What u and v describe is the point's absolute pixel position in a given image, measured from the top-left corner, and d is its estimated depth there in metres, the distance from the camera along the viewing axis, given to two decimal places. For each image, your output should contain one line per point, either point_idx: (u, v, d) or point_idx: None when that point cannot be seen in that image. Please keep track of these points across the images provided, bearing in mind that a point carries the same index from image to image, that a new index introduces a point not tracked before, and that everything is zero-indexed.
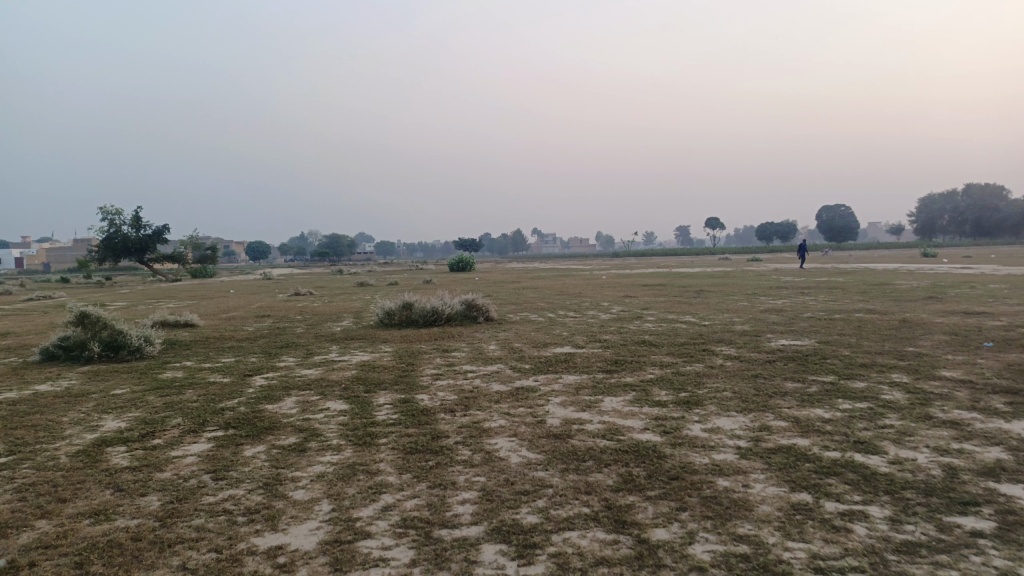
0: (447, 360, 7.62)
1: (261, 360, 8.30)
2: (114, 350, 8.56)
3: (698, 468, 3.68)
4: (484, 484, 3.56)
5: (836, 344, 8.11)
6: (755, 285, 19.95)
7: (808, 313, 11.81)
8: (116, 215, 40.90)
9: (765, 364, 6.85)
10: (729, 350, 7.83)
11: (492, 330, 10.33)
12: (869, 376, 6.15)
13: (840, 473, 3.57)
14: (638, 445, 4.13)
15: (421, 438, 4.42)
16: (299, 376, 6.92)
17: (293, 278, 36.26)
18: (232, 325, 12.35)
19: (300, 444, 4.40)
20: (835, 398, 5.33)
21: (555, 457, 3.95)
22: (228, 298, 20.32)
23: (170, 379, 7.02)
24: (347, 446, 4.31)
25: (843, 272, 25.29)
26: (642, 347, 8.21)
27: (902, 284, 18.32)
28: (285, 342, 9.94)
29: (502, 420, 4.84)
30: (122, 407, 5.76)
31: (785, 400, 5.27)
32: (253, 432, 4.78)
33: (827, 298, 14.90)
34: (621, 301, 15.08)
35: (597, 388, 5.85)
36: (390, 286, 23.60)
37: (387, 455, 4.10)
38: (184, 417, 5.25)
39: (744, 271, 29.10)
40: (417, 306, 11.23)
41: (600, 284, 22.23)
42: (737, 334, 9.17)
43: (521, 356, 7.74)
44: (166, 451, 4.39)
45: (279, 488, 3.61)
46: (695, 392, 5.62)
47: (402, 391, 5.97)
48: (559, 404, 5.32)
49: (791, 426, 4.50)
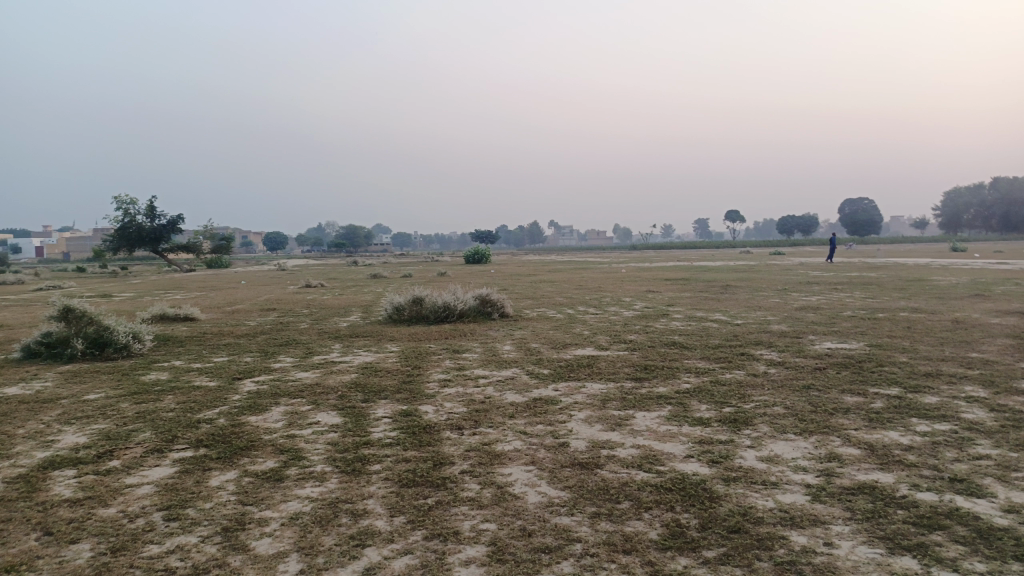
0: (457, 362, 6.92)
1: (256, 360, 7.61)
2: (99, 348, 7.95)
3: (762, 517, 2.94)
4: (495, 535, 2.84)
5: (890, 349, 7.27)
6: (786, 279, 19.08)
7: (848, 311, 10.95)
8: (131, 204, 40.68)
9: (816, 372, 6.05)
10: (771, 355, 7.03)
11: (508, 328, 9.61)
12: (940, 389, 5.33)
13: (947, 528, 2.80)
14: (683, 481, 3.38)
15: (421, 466, 3.71)
16: (293, 381, 6.23)
17: (306, 270, 35.65)
18: (234, 319, 11.73)
19: (277, 472, 3.70)
20: (907, 417, 4.54)
21: (582, 496, 3.22)
22: (236, 290, 19.74)
23: (153, 383, 6.36)
24: (332, 475, 3.61)
25: (875, 267, 24.33)
26: (672, 350, 7.46)
27: (940, 280, 17.31)
28: (286, 339, 9.27)
29: (517, 442, 4.11)
30: (88, 416, 5.11)
31: (850, 420, 4.49)
32: (226, 453, 4.08)
33: (865, 295, 13.96)
34: (644, 296, 14.28)
35: (626, 401, 5.10)
36: (404, 279, 22.89)
37: (378, 489, 3.38)
38: (152, 432, 4.56)
39: (769, 265, 28.04)
40: (428, 300, 10.52)
41: (620, 277, 21.39)
42: (776, 335, 8.37)
43: (539, 359, 7.02)
44: (119, 478, 3.70)
45: (240, 537, 2.91)
46: (741, 408, 4.85)
47: (404, 402, 5.25)
48: (584, 421, 4.57)
49: (865, 456, 3.74)
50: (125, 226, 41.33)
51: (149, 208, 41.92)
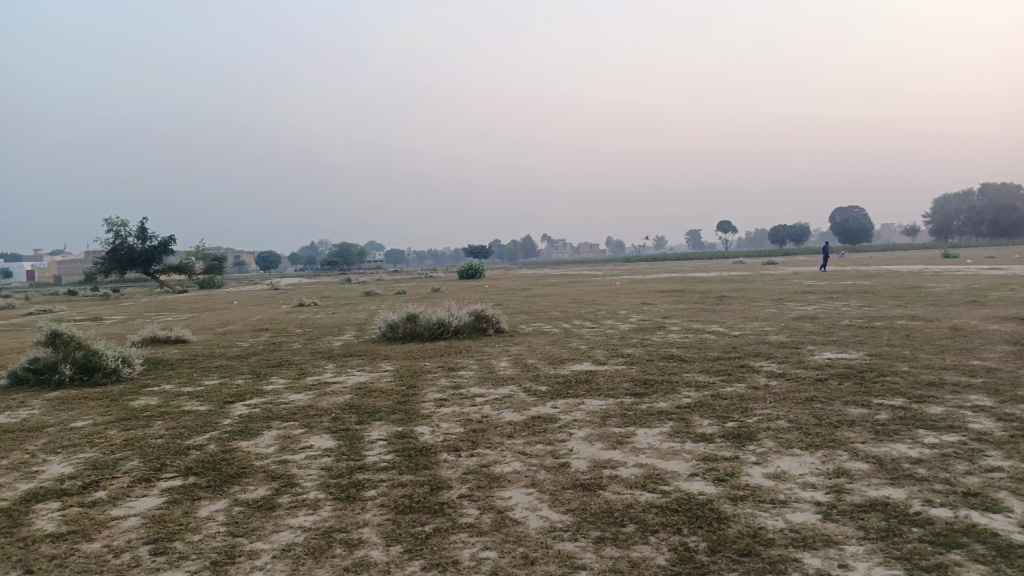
0: (453, 380, 6.80)
1: (248, 382, 7.48)
2: (88, 373, 7.80)
3: (773, 538, 2.83)
4: (496, 564, 2.72)
5: (891, 358, 7.19)
6: (781, 289, 19.05)
7: (845, 320, 10.89)
8: (122, 226, 40.46)
9: (818, 384, 5.95)
10: (771, 366, 6.94)
11: (504, 344, 9.50)
12: (945, 399, 5.24)
13: (965, 547, 2.70)
14: (689, 501, 3.27)
15: (418, 491, 3.59)
16: (286, 403, 6.10)
17: (299, 289, 35.51)
18: (226, 340, 11.59)
19: (269, 500, 3.58)
20: (914, 428, 4.45)
21: (585, 520, 3.10)
22: (228, 310, 19.57)
23: (143, 408, 6.22)
24: (326, 502, 3.49)
25: (869, 275, 24.36)
26: (670, 363, 7.36)
27: (935, 287, 17.28)
28: (279, 359, 9.13)
29: (516, 463, 4.00)
30: (75, 445, 4.96)
31: (856, 432, 4.40)
32: (216, 480, 3.95)
33: (861, 303, 13.90)
34: (640, 309, 14.21)
35: (626, 417, 4.99)
36: (398, 296, 22.78)
37: (374, 517, 3.26)
38: (140, 460, 4.43)
39: (763, 275, 28.10)
40: (423, 318, 10.41)
41: (614, 290, 21.33)
42: (775, 346, 8.28)
43: (537, 376, 6.91)
44: (104, 510, 3.57)
45: (230, 571, 2.78)
46: (744, 422, 4.75)
47: (399, 423, 5.13)
48: (585, 439, 4.46)
49: (874, 471, 3.64)
50: (116, 248, 41.11)
51: (140, 230, 41.70)
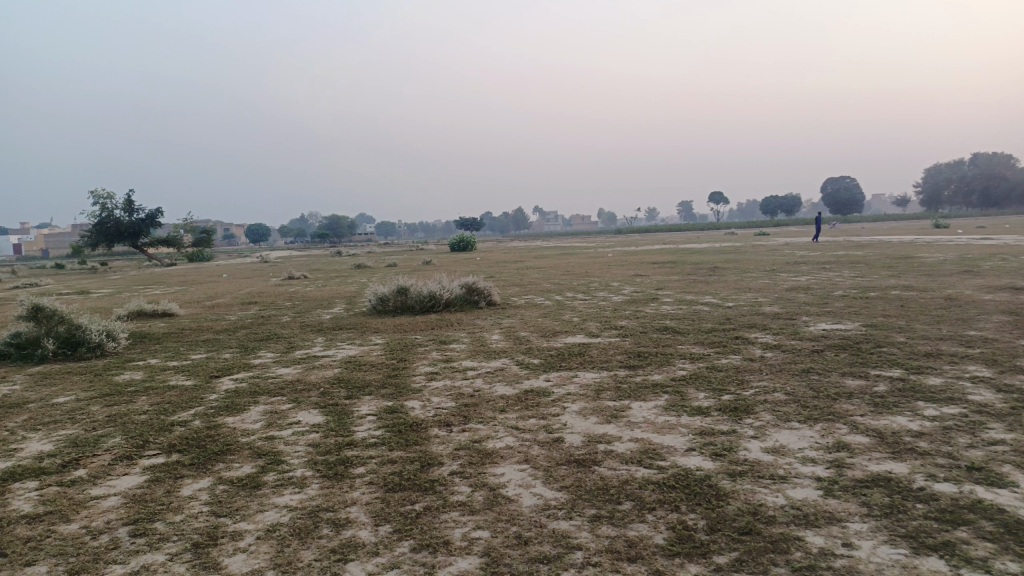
0: (445, 354, 6.69)
1: (236, 356, 7.34)
2: (71, 347, 7.63)
3: (774, 516, 2.75)
4: (489, 544, 2.63)
5: (886, 328, 7.12)
6: (774, 260, 18.99)
7: (839, 291, 10.82)
8: (108, 198, 39.94)
9: (814, 356, 5.87)
10: (766, 338, 6.86)
11: (496, 316, 9.39)
12: (943, 370, 5.18)
13: (972, 523, 2.62)
14: (687, 477, 3.18)
15: (407, 468, 3.49)
16: (274, 378, 5.97)
17: (289, 261, 35.25)
18: (214, 313, 11.42)
19: (254, 478, 3.47)
20: (913, 401, 4.37)
21: (580, 498, 3.01)
22: (216, 284, 19.35)
23: (127, 383, 6.08)
24: (313, 480, 3.38)
25: (861, 245, 24.32)
26: (665, 335, 7.27)
27: (926, 258, 17.24)
28: (267, 333, 8.98)
29: (508, 438, 3.90)
30: (56, 421, 4.82)
31: (855, 405, 4.32)
32: (200, 458, 3.84)
33: (853, 273, 13.85)
34: (632, 281, 14.11)
35: (621, 391, 4.90)
36: (388, 269, 22.56)
37: (363, 495, 3.16)
38: (122, 437, 4.30)
39: (756, 245, 28.05)
40: (413, 290, 10.27)
41: (606, 261, 21.22)
42: (770, 318, 8.20)
43: (529, 348, 6.80)
44: (84, 490, 3.44)
45: (212, 553, 2.68)
46: (740, 395, 4.66)
47: (389, 398, 5.02)
48: (579, 414, 4.36)
49: (875, 445, 3.56)
50: (103, 221, 40.58)
51: (127, 202, 41.15)
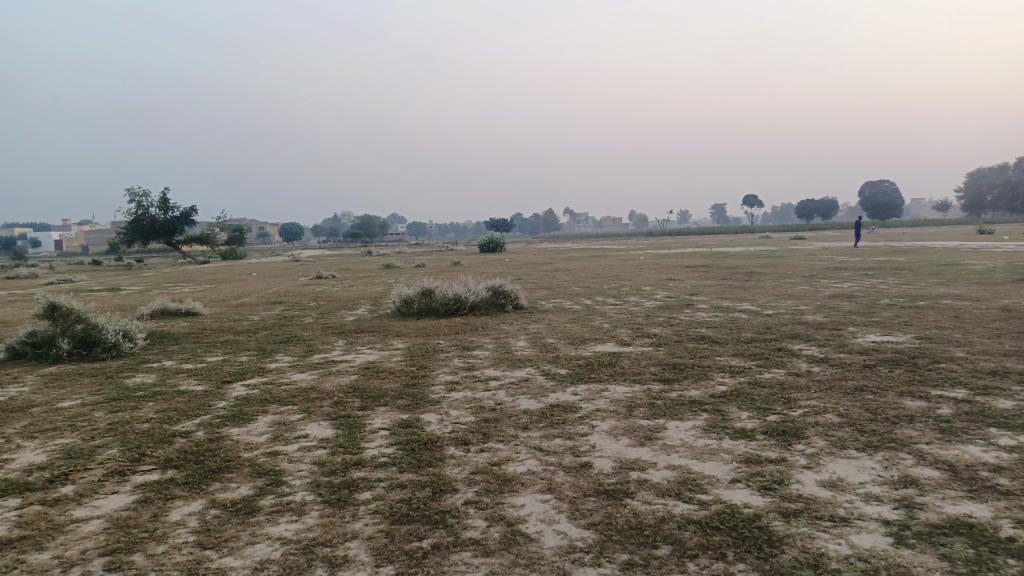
0: (467, 361, 6.35)
1: (252, 359, 7.08)
2: (87, 347, 7.45)
3: (838, 570, 2.34)
4: None
5: (943, 342, 6.60)
6: (814, 265, 18.37)
7: (886, 299, 10.26)
8: (144, 197, 40.44)
9: (866, 371, 5.40)
10: (812, 350, 6.39)
11: (523, 321, 9.03)
12: (1014, 391, 4.67)
13: None
14: (733, 516, 2.78)
15: (418, 495, 3.14)
16: (287, 385, 5.69)
17: (320, 261, 35.34)
18: (237, 314, 11.24)
19: (250, 503, 3.15)
20: (985, 427, 3.90)
21: (610, 539, 2.63)
22: (245, 283, 19.27)
23: (138, 387, 5.85)
24: (313, 507, 3.05)
25: (905, 251, 23.45)
26: (701, 345, 6.84)
27: (975, 264, 16.49)
28: (287, 335, 8.74)
29: (530, 462, 3.54)
30: (56, 429, 4.58)
31: (919, 431, 3.86)
32: (197, 475, 3.54)
33: (899, 281, 13.21)
34: (665, 285, 13.64)
35: (655, 408, 4.49)
36: (417, 269, 22.35)
37: (365, 528, 2.82)
38: (119, 449, 4.03)
39: (792, 250, 27.27)
40: (438, 293, 9.95)
41: (639, 265, 20.72)
42: (813, 327, 7.71)
43: (556, 357, 6.43)
44: (66, 510, 3.16)
45: None
46: (788, 416, 4.23)
47: (404, 410, 4.68)
48: (609, 434, 3.97)
49: (948, 480, 3.12)
50: (139, 218, 41.11)
51: (162, 200, 41.66)
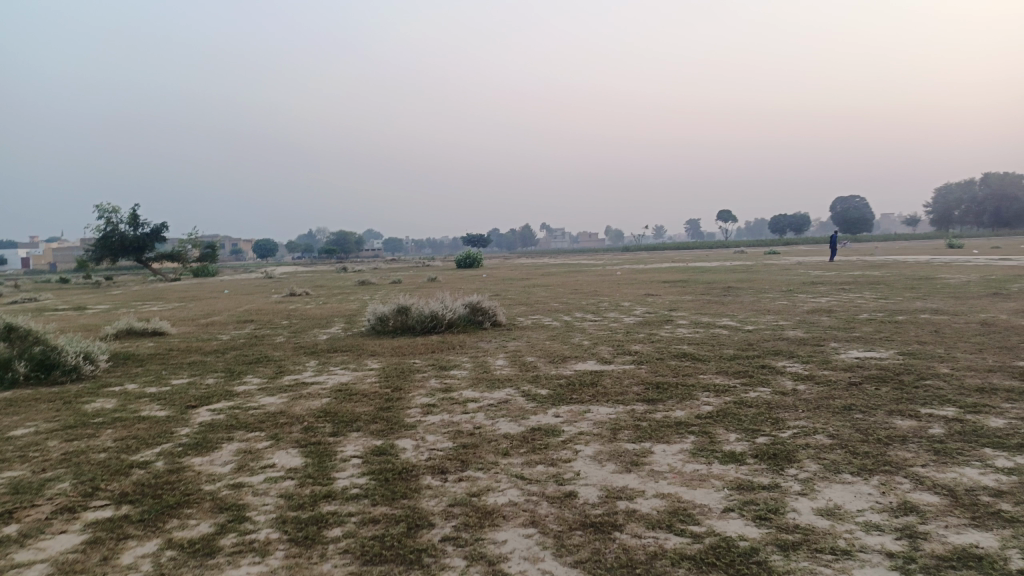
0: (444, 382, 6.14)
1: (219, 382, 6.79)
2: (45, 371, 7.10)
3: None
4: None
5: (926, 357, 6.52)
6: (791, 279, 18.42)
7: (865, 314, 10.23)
8: (114, 213, 39.65)
9: (852, 389, 5.28)
10: (796, 366, 6.27)
11: (501, 338, 8.84)
12: (1005, 409, 4.58)
13: None
14: (728, 551, 2.61)
15: (392, 531, 2.93)
16: (255, 409, 5.43)
17: (295, 277, 34.88)
18: (206, 333, 10.91)
19: (209, 543, 2.90)
20: (979, 448, 3.78)
21: None
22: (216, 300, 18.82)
23: (96, 413, 5.55)
24: (278, 547, 2.83)
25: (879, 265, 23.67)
26: (683, 362, 6.71)
27: (949, 278, 16.64)
28: (258, 355, 8.45)
29: (511, 491, 3.34)
30: (4, 460, 4.29)
31: (914, 453, 3.73)
32: (153, 512, 3.29)
33: (875, 295, 13.24)
34: (644, 301, 13.53)
35: (640, 431, 4.32)
36: (392, 286, 22.06)
37: (334, 570, 2.60)
38: (71, 483, 3.76)
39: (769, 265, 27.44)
40: (414, 310, 9.73)
41: (617, 280, 20.62)
42: (795, 343, 7.61)
43: (536, 377, 6.24)
44: (7, 554, 2.89)
45: None
46: (777, 438, 4.08)
47: (378, 436, 4.46)
48: (593, 460, 3.79)
49: (949, 507, 2.98)
50: (108, 235, 40.26)
51: (133, 216, 40.90)
